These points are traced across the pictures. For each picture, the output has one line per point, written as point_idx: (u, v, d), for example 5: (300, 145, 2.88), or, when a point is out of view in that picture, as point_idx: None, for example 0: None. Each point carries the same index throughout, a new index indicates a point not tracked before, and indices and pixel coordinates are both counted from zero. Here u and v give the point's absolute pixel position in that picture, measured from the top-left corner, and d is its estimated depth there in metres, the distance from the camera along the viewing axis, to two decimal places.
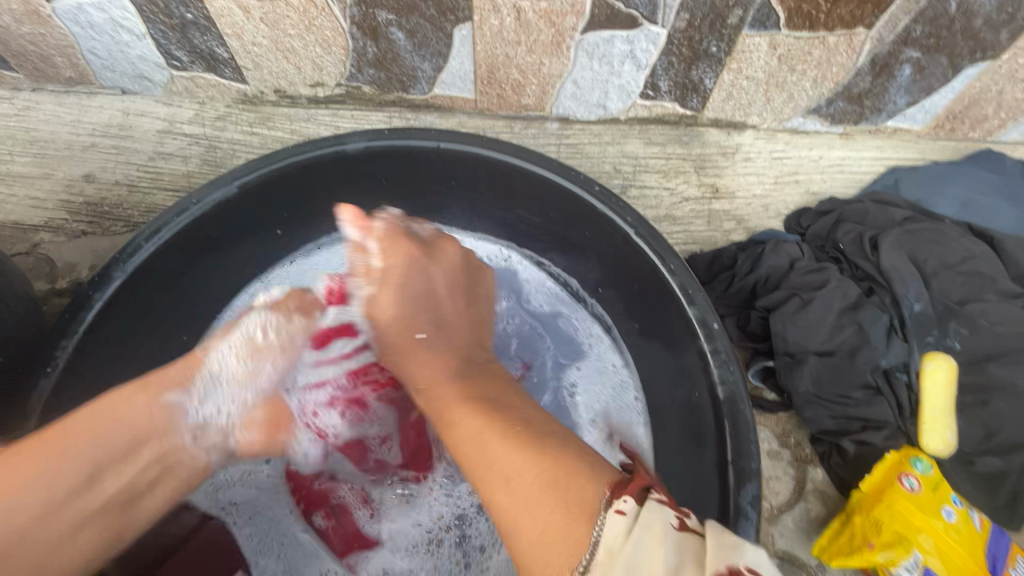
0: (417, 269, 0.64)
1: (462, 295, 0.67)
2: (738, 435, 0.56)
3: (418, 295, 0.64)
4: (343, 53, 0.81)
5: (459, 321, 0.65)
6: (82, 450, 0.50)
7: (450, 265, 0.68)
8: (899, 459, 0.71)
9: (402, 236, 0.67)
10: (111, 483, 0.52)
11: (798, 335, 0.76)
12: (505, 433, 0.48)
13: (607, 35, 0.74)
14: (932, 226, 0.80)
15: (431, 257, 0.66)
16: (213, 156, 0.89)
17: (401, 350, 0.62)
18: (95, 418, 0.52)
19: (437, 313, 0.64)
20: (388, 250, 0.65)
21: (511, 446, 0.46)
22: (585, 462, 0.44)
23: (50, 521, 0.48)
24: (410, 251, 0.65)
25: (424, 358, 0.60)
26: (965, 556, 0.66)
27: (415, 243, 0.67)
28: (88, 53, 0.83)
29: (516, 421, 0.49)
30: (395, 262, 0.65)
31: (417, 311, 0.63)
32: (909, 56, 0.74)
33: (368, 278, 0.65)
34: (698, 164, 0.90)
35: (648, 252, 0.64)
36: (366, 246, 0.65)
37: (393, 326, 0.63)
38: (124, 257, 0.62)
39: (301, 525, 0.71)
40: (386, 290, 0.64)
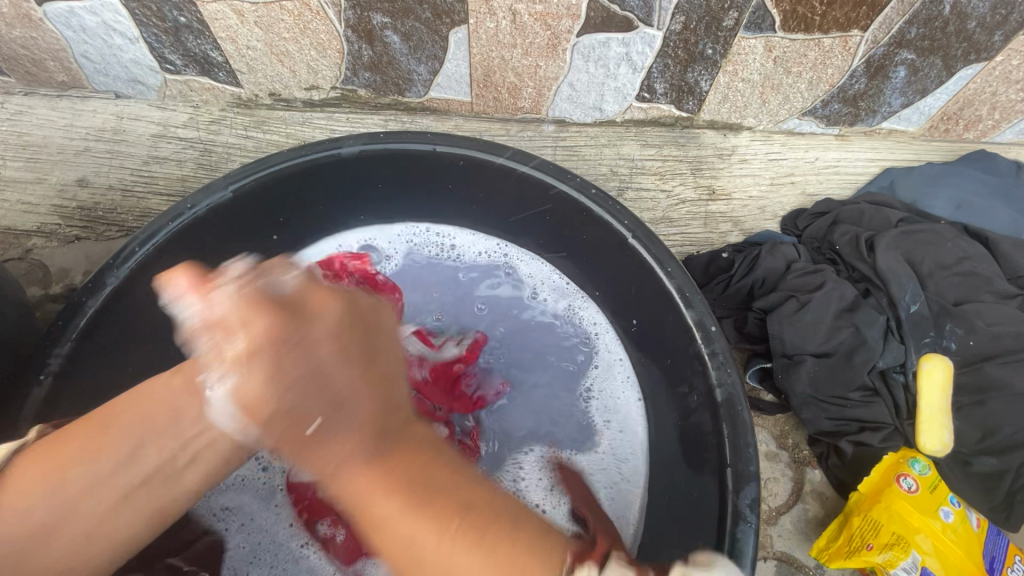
0: (292, 332, 0.43)
1: (359, 343, 0.47)
2: (736, 438, 0.55)
3: (301, 373, 0.43)
4: (338, 56, 0.80)
5: (358, 386, 0.45)
6: (124, 431, 0.49)
7: (335, 320, 0.46)
8: (896, 460, 0.72)
9: (266, 296, 0.44)
10: (154, 460, 0.49)
11: (795, 336, 0.76)
12: (441, 533, 0.40)
13: (602, 38, 0.74)
14: (927, 228, 0.80)
15: (307, 316, 0.44)
16: (208, 159, 0.88)
17: (292, 443, 0.43)
18: (143, 396, 0.50)
19: (330, 390, 0.44)
20: (246, 321, 0.42)
21: (438, 539, 0.40)
22: (528, 559, 0.41)
23: (78, 506, 0.47)
24: (276, 315, 0.43)
25: (327, 455, 0.43)
26: (962, 555, 0.67)
27: (283, 300, 0.44)
28: (81, 57, 0.82)
29: (433, 487, 0.43)
30: (268, 327, 0.42)
31: (283, 392, 0.42)
32: (903, 57, 0.75)
33: (222, 362, 0.42)
34: (694, 166, 0.90)
35: (644, 254, 0.64)
36: (212, 331, 0.42)
37: (276, 413, 0.43)
38: (117, 262, 0.62)
39: (303, 536, 0.69)
40: (251, 375, 0.42)
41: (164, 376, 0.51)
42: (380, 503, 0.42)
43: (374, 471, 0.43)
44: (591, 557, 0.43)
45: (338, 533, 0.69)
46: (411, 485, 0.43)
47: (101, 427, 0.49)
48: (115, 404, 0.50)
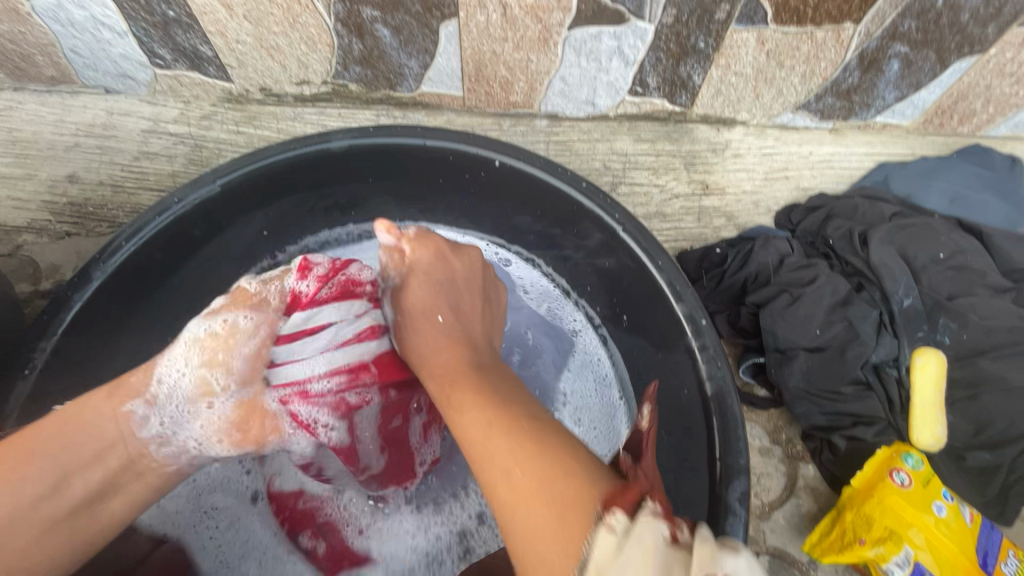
0: (434, 261, 0.64)
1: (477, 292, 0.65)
2: (726, 432, 0.55)
3: (440, 280, 0.63)
4: (328, 51, 0.80)
5: (478, 315, 0.64)
6: (52, 457, 0.46)
7: (478, 262, 0.68)
8: (891, 453, 0.71)
9: (432, 235, 0.67)
10: (80, 490, 0.47)
11: (788, 331, 0.75)
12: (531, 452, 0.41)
13: (594, 31, 0.74)
14: (920, 221, 0.80)
15: (452, 252, 0.66)
16: (199, 155, 0.88)
17: (415, 327, 0.60)
18: (68, 419, 0.49)
19: (455, 301, 0.63)
20: (413, 268, 0.64)
21: (529, 458, 0.40)
22: (567, 479, 0.38)
23: (16, 530, 0.45)
24: (433, 246, 0.66)
25: (436, 341, 0.59)
26: (955, 550, 0.66)
27: (443, 241, 0.67)
28: (69, 51, 0.82)
29: (520, 412, 0.46)
30: (417, 256, 0.65)
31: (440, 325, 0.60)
32: (896, 51, 0.74)
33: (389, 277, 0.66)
34: (688, 161, 0.89)
35: (634, 247, 0.63)
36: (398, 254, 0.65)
37: (413, 311, 0.61)
38: (104, 256, 0.61)
39: (287, 545, 0.69)
40: (413, 283, 0.63)
41: (93, 402, 0.50)
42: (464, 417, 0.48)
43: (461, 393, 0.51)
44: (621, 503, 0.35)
45: (321, 544, 0.68)
46: (499, 413, 0.46)
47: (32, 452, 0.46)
48: (43, 429, 0.48)
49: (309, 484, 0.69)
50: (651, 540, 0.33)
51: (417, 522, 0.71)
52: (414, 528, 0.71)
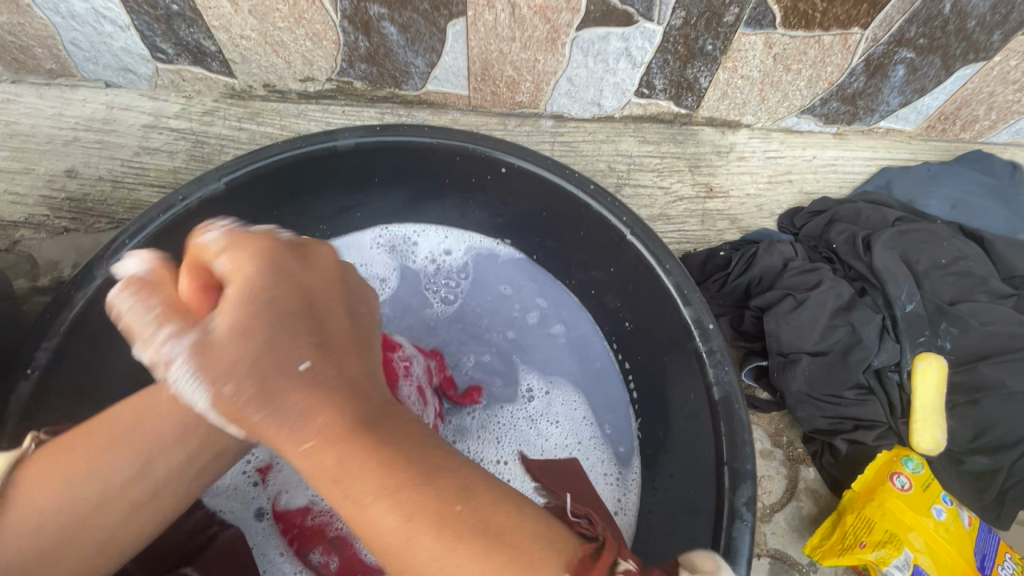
0: (286, 270, 0.43)
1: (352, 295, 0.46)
2: (733, 437, 0.55)
3: (269, 293, 0.40)
4: (333, 47, 0.79)
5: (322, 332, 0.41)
6: (133, 444, 0.47)
7: (330, 266, 0.46)
8: (891, 458, 0.73)
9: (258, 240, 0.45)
10: (167, 469, 0.48)
11: (791, 335, 0.75)
12: (442, 526, 0.34)
13: (602, 33, 0.73)
14: (923, 227, 0.80)
15: (306, 257, 0.45)
16: (200, 151, 0.87)
17: (269, 378, 0.38)
18: (144, 405, 0.48)
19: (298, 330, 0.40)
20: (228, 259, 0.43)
21: (431, 532, 0.34)
22: (515, 546, 0.34)
23: (109, 512, 0.46)
24: (275, 255, 0.43)
25: (278, 382, 0.38)
26: (953, 552, 0.67)
27: (278, 241, 0.45)
28: (70, 44, 0.80)
29: (436, 461, 0.37)
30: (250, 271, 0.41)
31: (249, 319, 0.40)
32: (902, 56, 0.74)
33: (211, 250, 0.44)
34: (693, 163, 0.89)
35: (642, 251, 0.63)
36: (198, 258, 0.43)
37: (256, 358, 0.38)
38: (107, 255, 0.60)
39: (297, 564, 0.68)
40: (231, 323, 0.39)
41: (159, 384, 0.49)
42: (352, 471, 0.35)
43: (354, 465, 0.35)
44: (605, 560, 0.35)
45: (333, 559, 0.68)
46: (388, 452, 0.36)
47: (108, 443, 0.47)
48: (117, 417, 0.48)
49: (315, 498, 0.69)
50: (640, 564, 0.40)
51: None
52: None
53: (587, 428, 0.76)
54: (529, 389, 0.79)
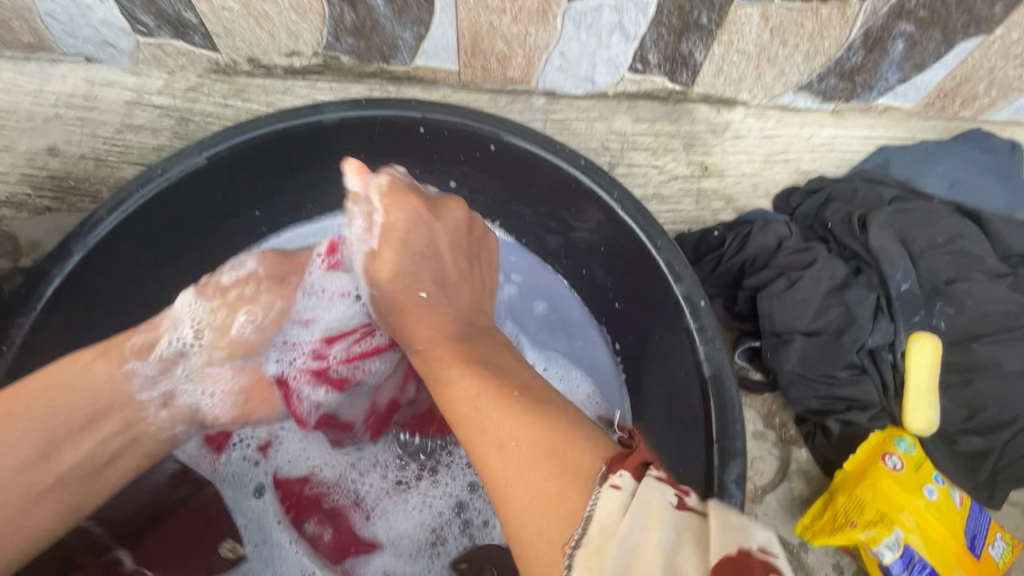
0: (428, 220, 0.66)
1: (464, 256, 0.68)
2: (723, 414, 0.54)
3: (421, 251, 0.65)
4: (318, 20, 0.77)
5: (462, 282, 0.67)
6: (33, 422, 0.50)
7: (460, 223, 0.68)
8: (883, 439, 0.71)
9: (408, 192, 0.66)
10: (69, 458, 0.53)
11: (785, 314, 0.74)
12: (502, 397, 0.47)
13: (594, 4, 0.71)
14: (920, 206, 0.79)
15: (440, 210, 0.67)
16: (185, 128, 0.85)
17: (403, 304, 0.64)
18: (63, 377, 0.52)
19: (438, 270, 0.66)
20: (392, 207, 0.64)
21: (506, 412, 0.45)
22: (576, 438, 0.41)
23: (8, 490, 0.50)
24: (418, 208, 0.65)
25: (423, 315, 0.62)
26: (943, 531, 0.67)
27: (421, 203, 0.66)
28: (47, 17, 0.78)
29: (511, 390, 0.48)
30: (396, 219, 0.64)
31: (411, 260, 0.65)
32: (902, 30, 0.73)
33: (372, 229, 0.65)
34: (687, 142, 0.88)
35: (634, 228, 0.62)
36: (370, 210, 0.65)
37: (399, 279, 0.64)
38: (85, 229, 0.59)
39: (292, 533, 0.71)
40: (390, 250, 0.65)
41: (84, 361, 0.54)
42: (463, 385, 0.50)
43: (453, 355, 0.54)
44: (621, 466, 0.36)
45: (327, 531, 0.71)
46: (482, 375, 0.50)
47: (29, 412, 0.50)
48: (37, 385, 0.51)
49: (316, 470, 0.73)
50: (657, 503, 0.34)
51: (420, 500, 0.72)
52: (417, 506, 0.72)
53: (589, 408, 0.75)
54: (530, 367, 0.78)
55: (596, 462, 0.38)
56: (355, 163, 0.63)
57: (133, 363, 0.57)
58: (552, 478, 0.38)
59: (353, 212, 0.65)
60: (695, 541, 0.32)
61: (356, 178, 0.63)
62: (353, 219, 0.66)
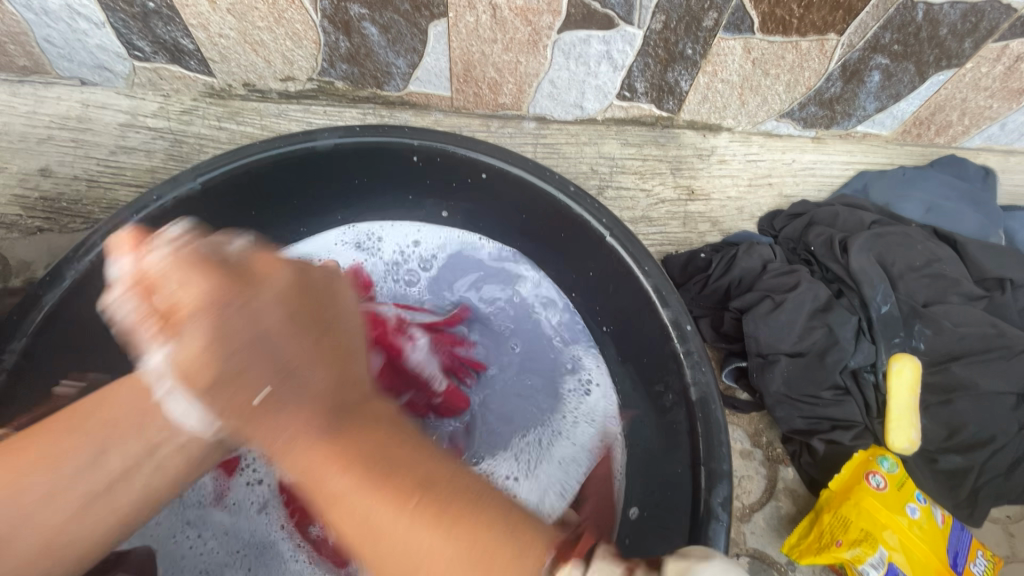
0: (234, 301, 0.42)
1: (314, 325, 0.46)
2: (710, 437, 0.56)
3: (247, 341, 0.42)
4: (314, 47, 0.79)
5: (318, 366, 0.45)
6: (90, 434, 0.49)
7: (287, 282, 0.46)
8: (867, 457, 0.73)
9: (205, 258, 0.44)
10: (121, 461, 0.49)
11: (770, 336, 0.76)
12: (398, 510, 0.39)
13: (583, 35, 0.73)
14: (898, 230, 0.81)
15: (257, 282, 0.44)
16: (178, 150, 0.86)
17: (241, 413, 0.42)
18: (107, 401, 0.51)
19: (280, 359, 0.43)
20: (181, 283, 0.41)
21: (402, 521, 0.39)
22: (501, 554, 0.38)
23: (34, 523, 0.45)
24: (222, 278, 0.42)
25: (283, 424, 0.43)
26: (927, 550, 0.68)
27: (228, 268, 0.44)
28: (43, 41, 0.79)
29: (404, 487, 0.40)
30: (199, 297, 0.41)
31: (225, 348, 0.41)
32: (877, 62, 0.76)
33: (168, 329, 0.42)
34: (674, 166, 0.90)
35: (622, 253, 0.63)
36: (154, 287, 0.42)
37: (224, 378, 0.41)
38: (76, 256, 0.59)
39: (296, 537, 0.70)
40: (193, 339, 0.40)
41: (129, 386, 0.52)
42: (344, 497, 0.41)
43: (326, 452, 0.42)
44: (570, 558, 0.40)
45: (331, 534, 0.70)
46: (355, 465, 0.41)
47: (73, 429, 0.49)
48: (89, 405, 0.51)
49: None
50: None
51: None
52: None
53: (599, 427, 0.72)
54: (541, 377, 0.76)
55: (539, 555, 0.39)
56: (125, 234, 0.45)
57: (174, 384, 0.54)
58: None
59: (116, 306, 0.44)
60: None
61: (123, 259, 0.44)
62: (293, 258, 0.58)
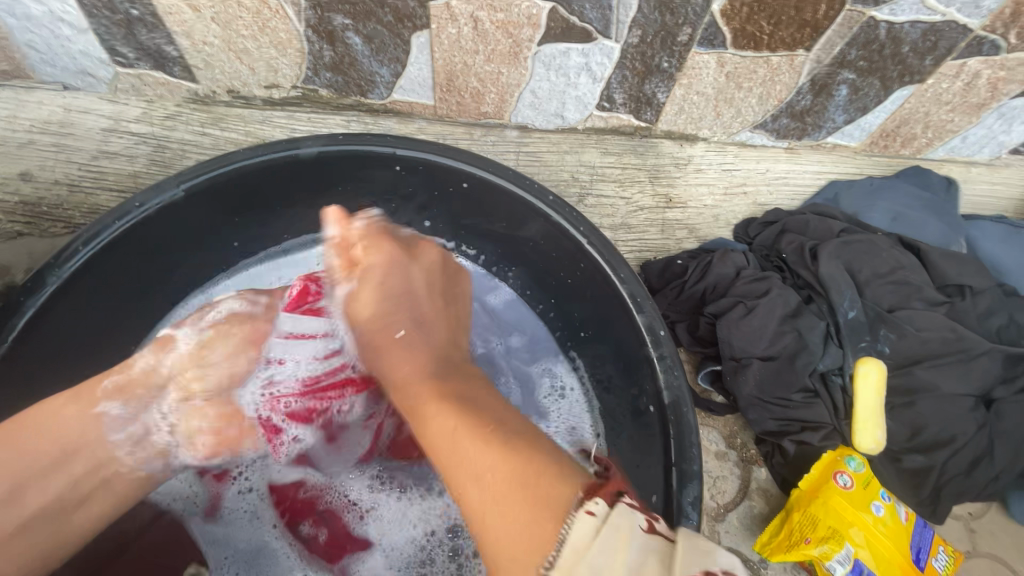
0: (398, 264, 0.68)
1: (440, 296, 0.70)
2: (681, 438, 0.58)
3: (397, 291, 0.67)
4: (298, 56, 0.80)
5: (440, 320, 0.67)
6: (14, 457, 0.52)
7: (430, 262, 0.72)
8: (834, 457, 0.75)
9: (384, 234, 0.71)
10: (37, 496, 0.54)
11: (742, 340, 0.79)
12: (479, 434, 0.47)
13: (562, 48, 0.76)
14: (865, 238, 0.85)
15: (413, 257, 0.71)
16: (161, 156, 0.86)
17: (386, 338, 0.64)
18: (45, 420, 0.54)
19: (416, 308, 0.67)
20: (370, 247, 0.69)
21: (478, 446, 0.46)
22: (552, 476, 0.42)
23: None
24: (391, 249, 0.69)
25: (404, 356, 0.61)
26: (890, 547, 0.71)
27: (397, 244, 0.71)
28: (25, 46, 0.79)
29: (490, 421, 0.49)
30: (374, 259, 0.68)
31: (379, 297, 0.66)
32: (844, 77, 0.79)
33: (347, 276, 0.69)
34: (653, 174, 0.92)
35: (599, 260, 0.65)
36: (348, 243, 0.69)
37: (377, 317, 0.66)
38: (59, 261, 0.59)
39: (287, 536, 0.72)
40: (366, 286, 0.67)
41: (57, 405, 0.55)
42: (437, 413, 0.51)
43: (433, 390, 0.54)
44: (598, 493, 0.40)
45: (322, 531, 0.73)
46: (456, 399, 0.52)
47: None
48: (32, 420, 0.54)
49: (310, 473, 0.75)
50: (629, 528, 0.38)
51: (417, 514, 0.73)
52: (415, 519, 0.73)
53: (571, 440, 0.75)
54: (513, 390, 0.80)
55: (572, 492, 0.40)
56: (334, 212, 0.69)
57: (105, 404, 0.57)
58: (528, 513, 0.40)
59: (326, 255, 0.71)
60: (663, 564, 0.36)
61: (334, 230, 0.70)
62: (331, 268, 0.70)
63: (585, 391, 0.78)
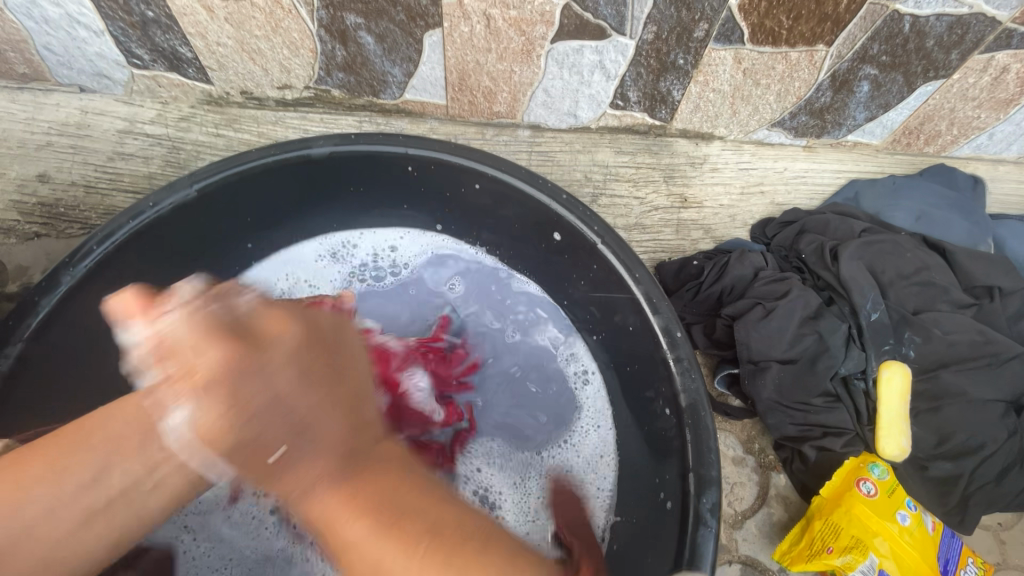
0: (249, 364, 0.37)
1: (324, 373, 0.41)
2: (699, 442, 0.56)
3: (254, 404, 0.37)
4: (311, 56, 0.79)
5: (339, 411, 0.41)
6: None
7: (295, 343, 0.39)
8: (857, 464, 0.73)
9: (217, 322, 0.37)
10: None
11: (761, 343, 0.77)
12: (419, 572, 0.35)
13: (576, 45, 0.74)
14: (888, 238, 0.82)
15: (259, 335, 0.38)
16: (176, 157, 0.86)
17: (259, 473, 0.38)
18: None
19: (297, 413, 0.38)
20: (191, 342, 0.36)
21: None
22: (526, 556, 0.41)
23: None
24: (227, 337, 0.36)
25: (295, 484, 0.38)
26: (917, 558, 0.69)
27: (224, 317, 0.38)
28: (43, 49, 0.80)
29: (458, 528, 0.39)
30: (191, 337, 0.36)
31: (225, 407, 0.36)
32: (866, 72, 0.77)
33: (149, 358, 0.37)
34: (667, 174, 0.91)
35: (613, 260, 0.64)
36: (164, 336, 0.37)
37: (237, 441, 0.37)
38: (73, 260, 0.60)
39: (306, 538, 0.72)
40: (204, 402, 0.36)
41: None
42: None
43: (346, 529, 0.37)
44: None
45: None
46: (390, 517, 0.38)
47: None
48: None
49: None
50: None
51: None
52: None
53: (587, 438, 0.74)
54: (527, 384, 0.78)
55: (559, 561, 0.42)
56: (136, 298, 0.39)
57: None
58: None
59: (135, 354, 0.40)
60: None
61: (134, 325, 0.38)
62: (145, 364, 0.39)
63: (601, 388, 0.76)
